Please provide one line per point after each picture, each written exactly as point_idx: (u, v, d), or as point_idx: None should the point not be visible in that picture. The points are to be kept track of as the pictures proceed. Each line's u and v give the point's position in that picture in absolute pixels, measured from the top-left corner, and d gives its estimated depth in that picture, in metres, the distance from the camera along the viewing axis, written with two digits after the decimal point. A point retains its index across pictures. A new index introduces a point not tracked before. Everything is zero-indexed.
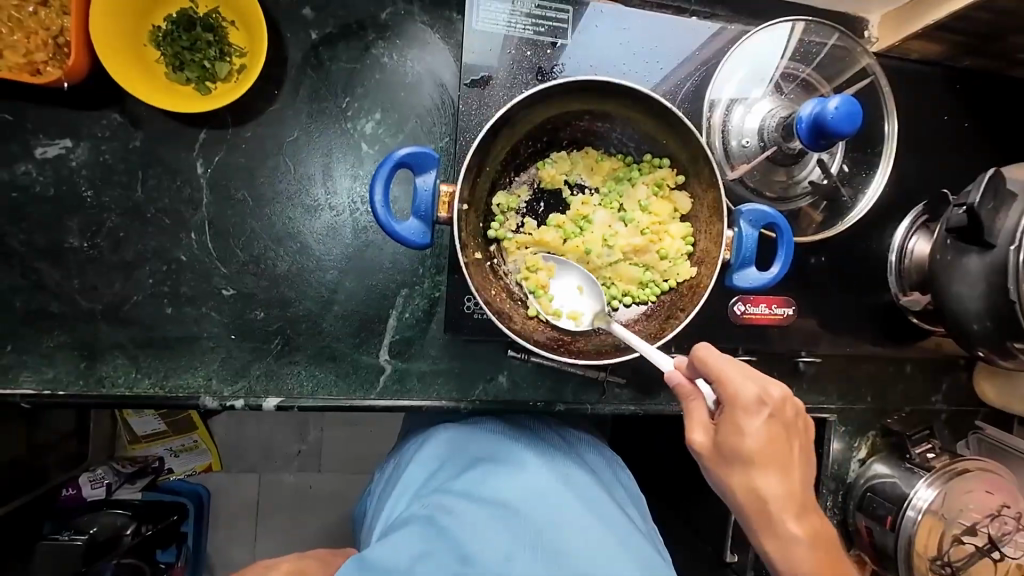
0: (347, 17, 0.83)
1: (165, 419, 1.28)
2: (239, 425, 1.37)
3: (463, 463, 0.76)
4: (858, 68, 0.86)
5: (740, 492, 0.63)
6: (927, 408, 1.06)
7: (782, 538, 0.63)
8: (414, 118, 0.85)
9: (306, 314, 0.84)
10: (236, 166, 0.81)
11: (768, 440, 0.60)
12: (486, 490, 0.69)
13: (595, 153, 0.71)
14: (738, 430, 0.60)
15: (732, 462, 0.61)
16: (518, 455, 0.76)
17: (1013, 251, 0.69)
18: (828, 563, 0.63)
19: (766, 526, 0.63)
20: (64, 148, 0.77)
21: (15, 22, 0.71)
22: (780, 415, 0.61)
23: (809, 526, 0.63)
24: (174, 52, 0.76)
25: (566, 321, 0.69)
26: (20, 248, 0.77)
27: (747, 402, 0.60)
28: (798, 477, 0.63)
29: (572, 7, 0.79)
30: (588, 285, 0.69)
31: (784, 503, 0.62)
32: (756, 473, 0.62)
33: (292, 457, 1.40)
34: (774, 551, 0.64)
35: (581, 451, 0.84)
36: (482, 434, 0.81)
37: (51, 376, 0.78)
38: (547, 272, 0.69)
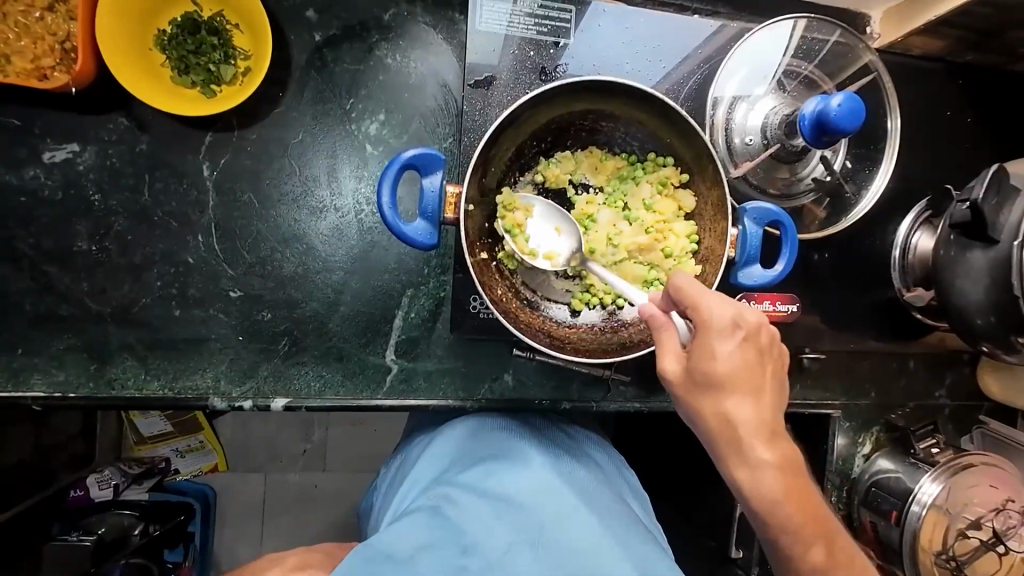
0: (349, 18, 0.83)
1: (172, 419, 1.30)
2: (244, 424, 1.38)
3: (470, 458, 0.76)
4: (860, 64, 0.86)
5: (713, 419, 0.61)
6: (931, 403, 1.07)
7: (752, 463, 0.61)
8: (417, 119, 0.85)
9: (313, 315, 0.85)
10: (242, 168, 0.82)
11: (741, 363, 0.60)
12: (494, 486, 0.70)
13: (599, 152, 0.71)
14: (710, 352, 0.60)
15: (701, 382, 0.61)
16: (528, 454, 0.76)
17: (1017, 246, 0.69)
18: (794, 489, 0.62)
19: (735, 450, 0.62)
20: (72, 152, 0.77)
21: (22, 28, 0.72)
22: (752, 340, 0.61)
23: (778, 451, 0.62)
24: (179, 56, 0.77)
25: (542, 261, 0.69)
26: (29, 252, 0.78)
27: (717, 323, 0.59)
28: (767, 403, 0.63)
29: (574, 6, 0.79)
30: (565, 225, 0.69)
31: (755, 426, 0.61)
32: (724, 395, 0.61)
33: (298, 457, 1.41)
34: (745, 481, 0.62)
35: (588, 451, 0.85)
36: (491, 432, 0.82)
37: (61, 378, 0.78)
38: (524, 212, 0.68)
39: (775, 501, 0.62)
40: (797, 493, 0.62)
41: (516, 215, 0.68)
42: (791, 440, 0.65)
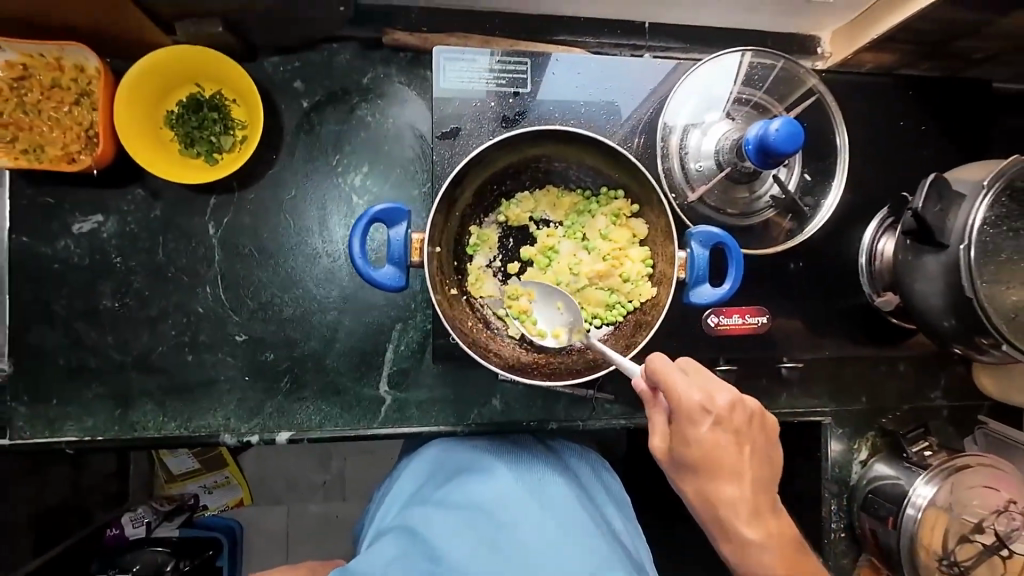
0: (333, 85, 0.93)
1: (199, 457, 1.40)
2: (264, 459, 1.47)
3: (442, 476, 0.83)
4: (805, 87, 0.91)
5: (698, 495, 0.68)
6: (925, 405, 1.07)
7: (738, 536, 0.67)
8: (397, 168, 0.94)
9: (311, 353, 0.92)
10: (243, 225, 0.91)
11: (716, 446, 0.65)
12: (457, 501, 0.77)
13: (556, 190, 0.77)
14: (687, 439, 0.65)
15: (683, 462, 0.66)
16: (491, 467, 0.83)
17: (963, 249, 0.71)
18: (779, 554, 0.67)
19: (718, 520, 0.68)
20: (97, 222, 0.88)
21: (54, 120, 0.84)
22: (729, 422, 0.65)
23: (757, 516, 0.67)
24: (186, 132, 0.88)
25: (550, 339, 0.75)
26: (62, 312, 0.88)
27: (691, 411, 0.64)
28: (748, 475, 0.67)
29: (530, 58, 0.87)
30: (565, 303, 0.74)
31: (734, 499, 0.67)
32: (707, 477, 0.66)
33: (317, 488, 1.48)
34: (732, 551, 0.68)
35: (561, 455, 0.90)
36: (461, 448, 0.88)
37: (90, 424, 0.87)
38: (526, 295, 0.75)
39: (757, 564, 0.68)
40: (783, 559, 0.67)
41: (520, 302, 0.75)
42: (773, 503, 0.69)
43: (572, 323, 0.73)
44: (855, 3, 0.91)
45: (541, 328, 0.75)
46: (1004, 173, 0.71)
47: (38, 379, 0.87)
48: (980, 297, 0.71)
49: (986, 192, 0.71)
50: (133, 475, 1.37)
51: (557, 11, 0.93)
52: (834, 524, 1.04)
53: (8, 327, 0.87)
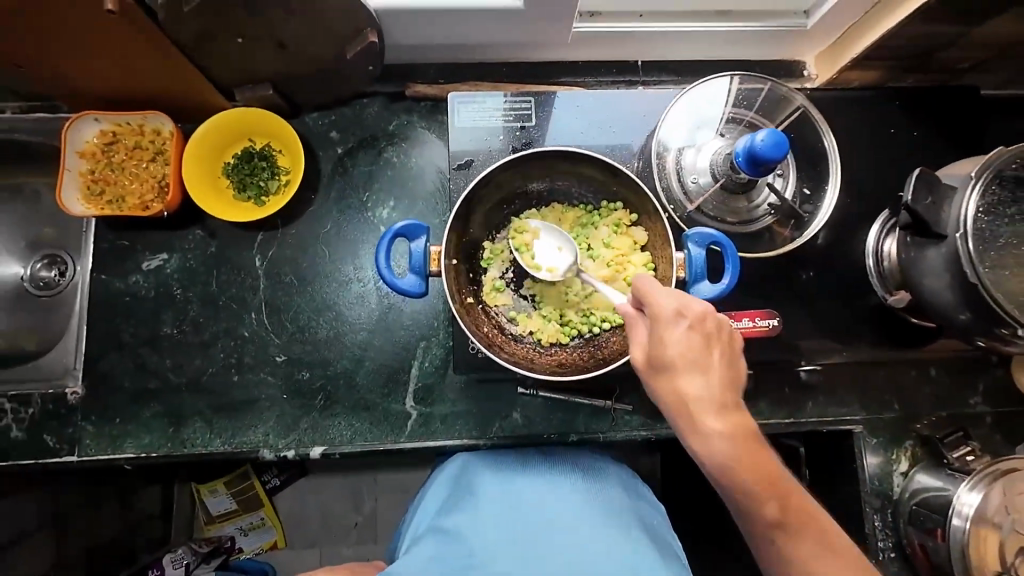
0: (363, 132, 1.06)
1: (236, 497, 1.48)
2: (301, 497, 1.56)
3: (470, 487, 0.88)
4: (794, 106, 0.98)
5: (673, 402, 0.68)
6: (966, 411, 1.03)
7: (707, 436, 0.66)
8: (420, 201, 1.04)
9: (343, 371, 0.99)
10: (285, 256, 1.02)
11: (689, 349, 0.67)
12: (487, 513, 0.82)
13: (560, 207, 0.85)
14: (660, 338, 0.67)
15: (658, 368, 0.68)
16: (516, 481, 0.88)
17: (960, 238, 0.73)
18: (750, 459, 0.66)
19: (692, 429, 0.67)
20: (162, 260, 1.01)
21: (134, 175, 0.99)
22: (701, 326, 0.68)
23: (735, 428, 0.67)
24: (239, 179, 1.01)
25: (544, 273, 0.81)
26: (128, 339, 0.99)
27: (663, 313, 0.67)
28: (723, 386, 0.68)
29: (533, 97, 0.97)
30: (565, 244, 0.81)
31: (708, 404, 0.67)
32: (677, 374, 0.67)
33: (350, 529, 1.55)
34: (702, 452, 0.67)
35: (583, 464, 0.93)
36: (483, 460, 0.92)
37: (146, 441, 0.96)
38: (533, 231, 0.83)
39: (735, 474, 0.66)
40: (754, 463, 0.66)
41: (525, 237, 0.83)
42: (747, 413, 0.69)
43: (567, 262, 0.80)
44: (831, 28, 0.99)
45: (540, 262, 0.81)
46: (991, 163, 0.74)
47: (104, 401, 0.97)
48: (985, 284, 0.72)
49: (975, 182, 0.73)
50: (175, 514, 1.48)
51: (557, 57, 1.05)
52: (881, 543, 0.98)
53: (84, 354, 0.98)
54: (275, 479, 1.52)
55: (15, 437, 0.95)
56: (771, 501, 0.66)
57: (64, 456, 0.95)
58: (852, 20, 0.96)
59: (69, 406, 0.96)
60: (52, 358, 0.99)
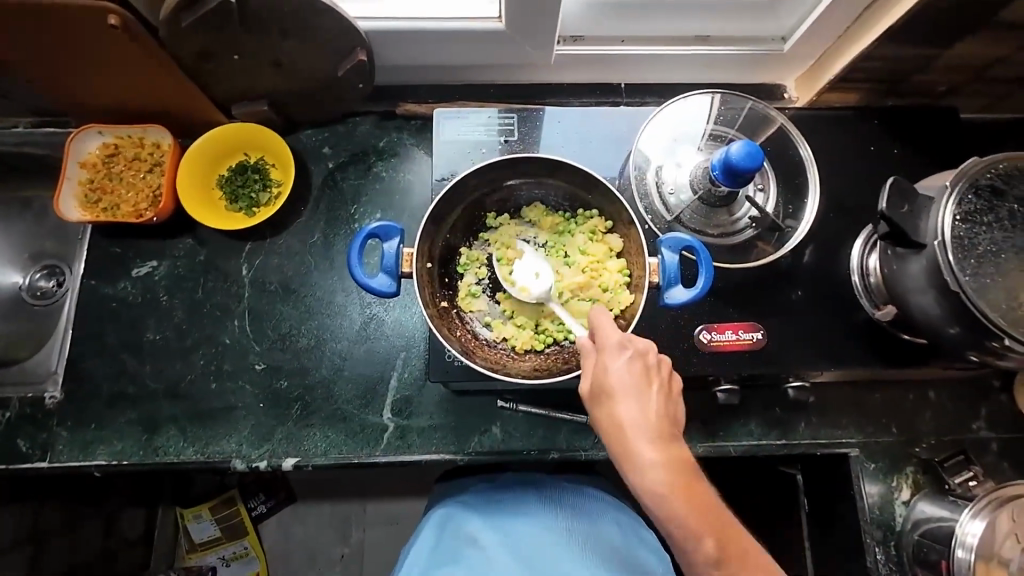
0: (354, 148, 1.09)
1: (219, 524, 1.46)
2: (286, 528, 1.51)
3: (462, 532, 0.95)
4: (774, 124, 0.99)
5: (609, 429, 0.66)
6: (970, 436, 0.98)
7: (642, 467, 0.63)
8: (405, 213, 1.06)
9: (321, 381, 0.98)
10: (271, 265, 1.04)
11: (630, 376, 0.67)
12: (476, 561, 0.91)
13: (541, 209, 0.85)
14: (604, 366, 0.68)
15: (599, 395, 0.67)
16: (507, 524, 0.95)
17: (939, 247, 0.72)
18: (691, 499, 0.61)
19: (626, 456, 0.64)
20: (151, 267, 1.03)
21: (131, 184, 1.03)
22: (643, 359, 0.68)
23: (673, 458, 0.64)
24: (231, 190, 1.04)
25: (515, 290, 0.82)
26: (111, 344, 1.00)
27: (606, 340, 0.69)
28: (663, 417, 0.66)
29: (517, 114, 1.00)
30: (543, 271, 0.82)
31: (646, 430, 0.64)
32: (615, 401, 0.66)
33: (335, 561, 1.50)
34: (639, 485, 0.63)
35: (575, 504, 0.98)
36: (474, 502, 0.98)
37: (119, 448, 0.94)
38: (517, 251, 0.85)
39: (668, 505, 0.61)
40: (693, 504, 0.61)
41: (510, 253, 0.85)
42: (689, 452, 0.66)
43: (544, 287, 0.80)
44: (808, 51, 1.01)
45: (516, 279, 0.83)
46: (966, 173, 0.74)
47: (81, 406, 0.96)
48: (967, 291, 0.71)
49: (950, 192, 0.73)
50: (155, 545, 1.44)
51: (543, 80, 1.09)
52: None
53: (66, 358, 0.99)
54: (262, 506, 1.50)
55: None
56: (711, 543, 0.61)
57: (35, 461, 0.93)
58: (827, 42, 0.99)
59: (46, 410, 0.96)
60: (35, 362, 1.00)
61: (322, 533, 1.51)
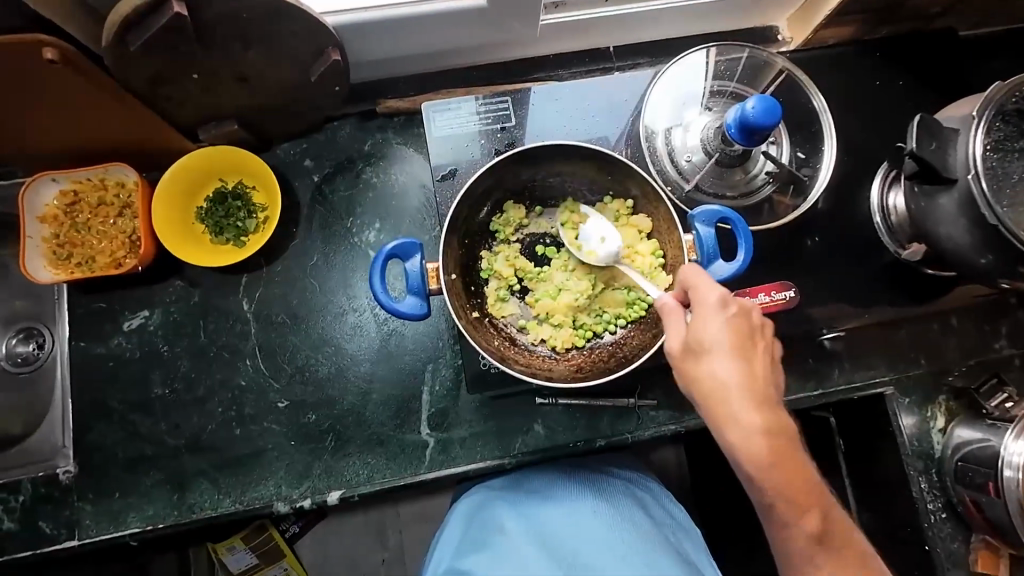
0: (339, 156, 1.01)
1: (258, 552, 1.30)
2: (324, 543, 1.40)
3: (488, 520, 0.83)
4: (775, 70, 0.95)
5: (700, 386, 0.66)
6: (995, 356, 0.99)
7: (744, 425, 0.63)
8: (407, 219, 1.00)
9: (350, 408, 0.94)
10: (273, 295, 0.97)
11: (732, 335, 0.65)
12: (505, 549, 0.77)
13: (514, 207, 0.86)
14: (703, 323, 0.66)
15: (695, 351, 0.66)
16: (535, 510, 0.83)
17: (974, 180, 0.71)
18: (784, 459, 0.64)
19: (723, 413, 0.64)
20: (144, 317, 0.96)
21: (102, 232, 0.95)
22: (745, 319, 0.67)
23: (771, 419, 0.64)
24: (215, 222, 0.96)
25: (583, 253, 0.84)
26: (118, 406, 0.93)
27: (708, 298, 0.67)
28: (760, 378, 0.65)
29: (510, 96, 0.94)
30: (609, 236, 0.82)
31: (747, 392, 0.64)
32: (711, 357, 0.65)
33: (378, 567, 1.41)
34: (734, 443, 0.64)
35: (610, 485, 0.88)
36: (501, 488, 0.87)
37: (151, 511, 0.89)
38: (584, 214, 0.85)
39: (761, 463, 0.63)
40: (787, 462, 0.63)
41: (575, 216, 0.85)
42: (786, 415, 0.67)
43: (612, 249, 0.82)
44: None
45: (583, 242, 0.84)
46: (992, 100, 0.72)
47: (100, 476, 0.90)
48: (1007, 222, 0.70)
49: (978, 121, 0.72)
50: None
51: (527, 54, 1.02)
52: (930, 505, 0.93)
53: (72, 429, 0.92)
54: (295, 526, 1.37)
55: (8, 528, 0.88)
56: (802, 505, 0.64)
57: (64, 541, 0.88)
58: None
59: (63, 487, 0.90)
60: (40, 438, 0.93)
61: (359, 544, 1.41)
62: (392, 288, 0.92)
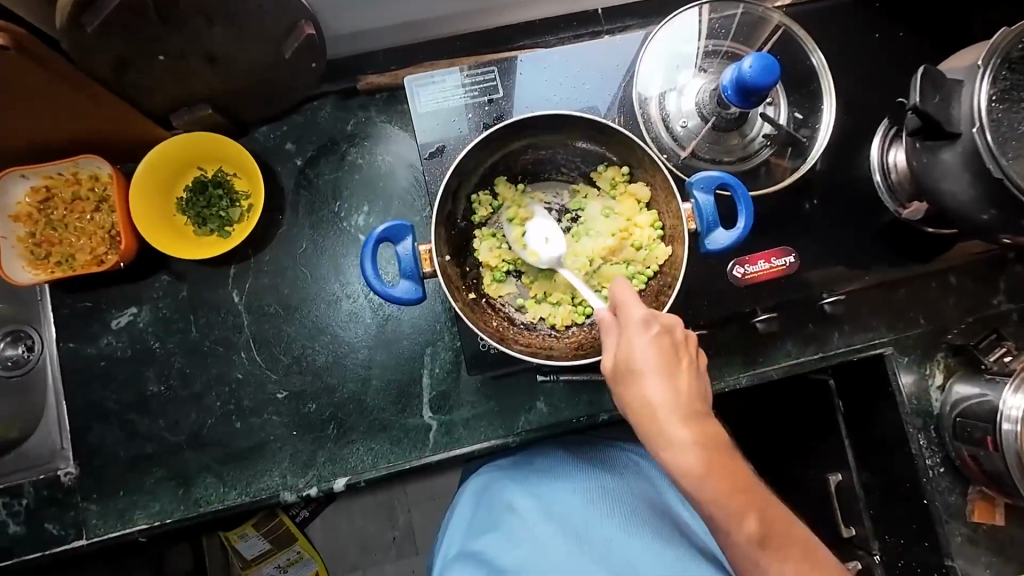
0: (321, 138, 0.97)
1: (270, 537, 1.31)
2: (334, 525, 1.41)
3: (497, 501, 0.82)
4: (771, 25, 0.91)
5: (631, 408, 0.65)
6: (993, 312, 0.99)
7: (676, 446, 0.62)
8: (396, 200, 0.97)
9: (350, 395, 0.93)
10: (263, 286, 0.95)
11: (658, 354, 0.64)
12: (515, 527, 0.76)
13: (507, 182, 0.83)
14: (630, 343, 0.65)
15: (625, 372, 0.65)
16: (544, 487, 0.81)
17: (978, 132, 0.69)
18: (723, 474, 0.62)
19: (657, 434, 0.63)
20: (132, 314, 0.93)
21: (79, 229, 0.91)
22: (670, 335, 0.66)
23: (703, 436, 0.63)
24: (197, 213, 0.93)
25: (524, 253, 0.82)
26: (115, 406, 0.92)
27: (630, 318, 0.66)
28: (688, 396, 0.64)
29: (496, 66, 0.89)
30: (554, 238, 0.82)
31: (676, 411, 0.63)
32: (641, 379, 0.64)
33: (389, 545, 1.43)
34: (674, 465, 0.62)
35: (616, 462, 0.87)
36: (507, 469, 0.87)
37: (157, 508, 0.89)
38: (530, 212, 0.84)
39: (699, 482, 0.61)
40: (724, 477, 0.61)
41: (523, 212, 0.84)
42: (722, 428, 0.65)
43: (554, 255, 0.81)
44: None
45: (527, 242, 0.82)
46: (997, 48, 0.69)
47: (103, 476, 0.90)
48: (1011, 175, 0.68)
49: (983, 71, 0.69)
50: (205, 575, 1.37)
51: (510, 20, 0.97)
52: (929, 460, 0.95)
53: (70, 431, 0.91)
54: (304, 511, 1.38)
55: (15, 532, 0.88)
56: (758, 527, 0.62)
57: (73, 541, 0.88)
58: None
59: (66, 489, 0.89)
60: (37, 441, 0.92)
61: (369, 524, 1.43)
62: (382, 272, 0.90)
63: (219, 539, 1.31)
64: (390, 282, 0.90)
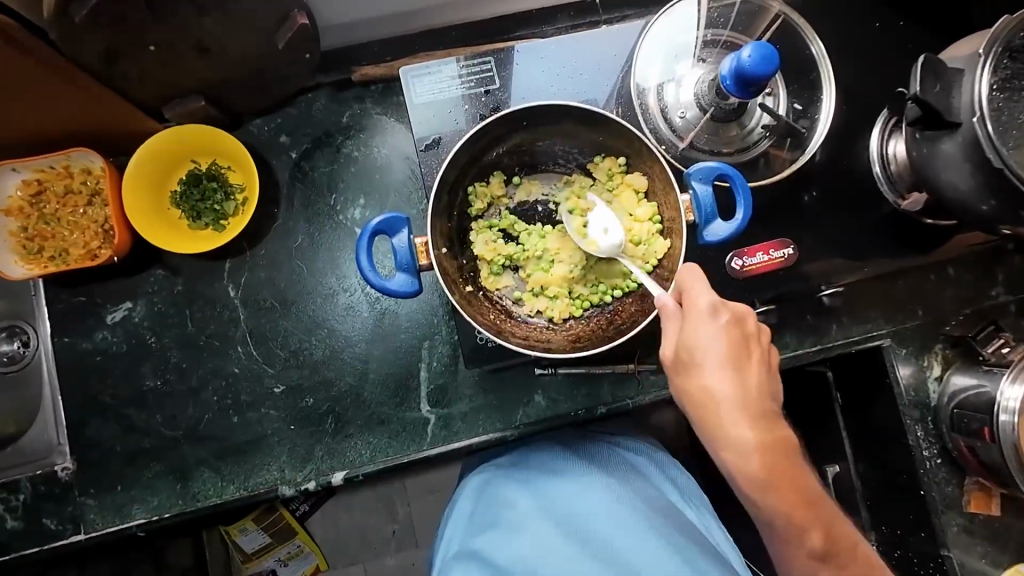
0: (316, 131, 0.96)
1: (270, 531, 1.32)
2: (334, 519, 1.42)
3: (497, 499, 0.81)
4: (771, 15, 0.91)
5: (689, 399, 0.66)
6: (991, 303, 0.99)
7: (737, 441, 0.64)
8: (392, 193, 0.96)
9: (348, 389, 0.93)
10: (259, 280, 0.94)
11: (725, 345, 0.65)
12: (515, 522, 0.75)
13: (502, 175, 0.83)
14: (691, 333, 0.66)
15: (685, 362, 0.66)
16: (544, 482, 0.81)
17: (978, 123, 0.68)
18: (780, 474, 0.63)
19: (715, 427, 0.65)
20: (127, 309, 0.93)
21: (72, 223, 0.91)
22: (739, 327, 0.66)
23: (765, 434, 0.64)
24: (190, 206, 0.92)
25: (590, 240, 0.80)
26: (111, 401, 0.91)
27: (697, 307, 0.67)
28: (754, 390, 0.65)
29: (492, 56, 0.88)
30: (612, 227, 0.80)
31: (739, 406, 0.64)
32: (701, 371, 0.65)
33: (389, 539, 1.43)
34: (732, 458, 0.64)
35: (615, 457, 0.87)
36: (508, 466, 0.87)
37: (155, 502, 0.89)
38: (589, 203, 0.82)
39: (756, 480, 0.63)
40: (784, 476, 0.63)
41: (582, 203, 0.82)
42: (785, 427, 0.66)
43: (615, 242, 0.78)
44: None
45: (588, 232, 0.81)
46: (998, 36, 0.69)
47: (100, 470, 0.90)
48: (1012, 166, 0.67)
49: (984, 60, 0.68)
50: None
51: (507, 10, 0.96)
52: (926, 451, 0.95)
53: (66, 426, 0.90)
54: (304, 505, 1.39)
55: (13, 527, 0.88)
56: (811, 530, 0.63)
57: (71, 536, 0.88)
58: None
59: (64, 484, 0.89)
60: (32, 437, 0.91)
61: (369, 518, 1.43)
62: (379, 266, 0.89)
63: (219, 533, 1.31)
64: (386, 276, 0.90)
